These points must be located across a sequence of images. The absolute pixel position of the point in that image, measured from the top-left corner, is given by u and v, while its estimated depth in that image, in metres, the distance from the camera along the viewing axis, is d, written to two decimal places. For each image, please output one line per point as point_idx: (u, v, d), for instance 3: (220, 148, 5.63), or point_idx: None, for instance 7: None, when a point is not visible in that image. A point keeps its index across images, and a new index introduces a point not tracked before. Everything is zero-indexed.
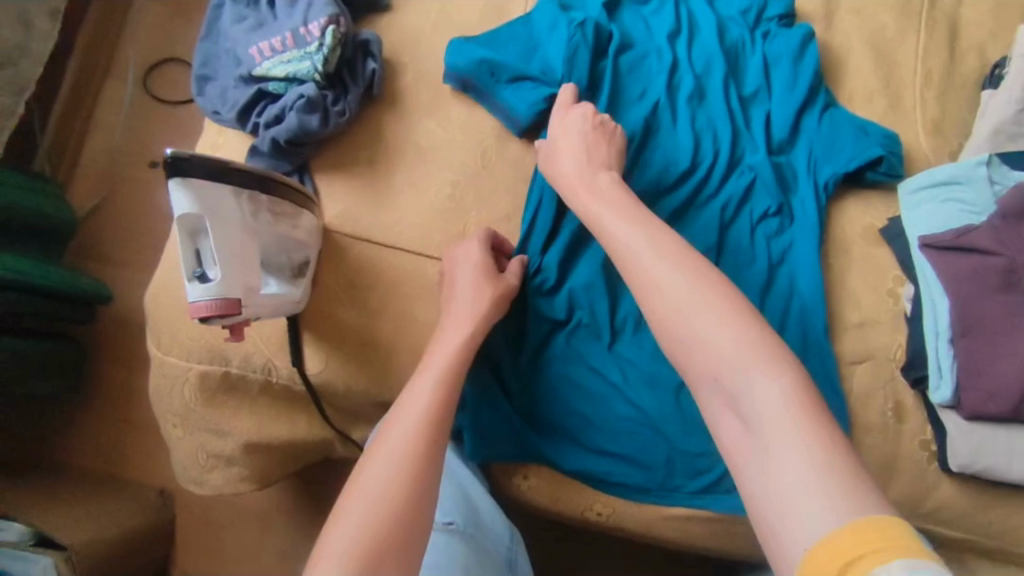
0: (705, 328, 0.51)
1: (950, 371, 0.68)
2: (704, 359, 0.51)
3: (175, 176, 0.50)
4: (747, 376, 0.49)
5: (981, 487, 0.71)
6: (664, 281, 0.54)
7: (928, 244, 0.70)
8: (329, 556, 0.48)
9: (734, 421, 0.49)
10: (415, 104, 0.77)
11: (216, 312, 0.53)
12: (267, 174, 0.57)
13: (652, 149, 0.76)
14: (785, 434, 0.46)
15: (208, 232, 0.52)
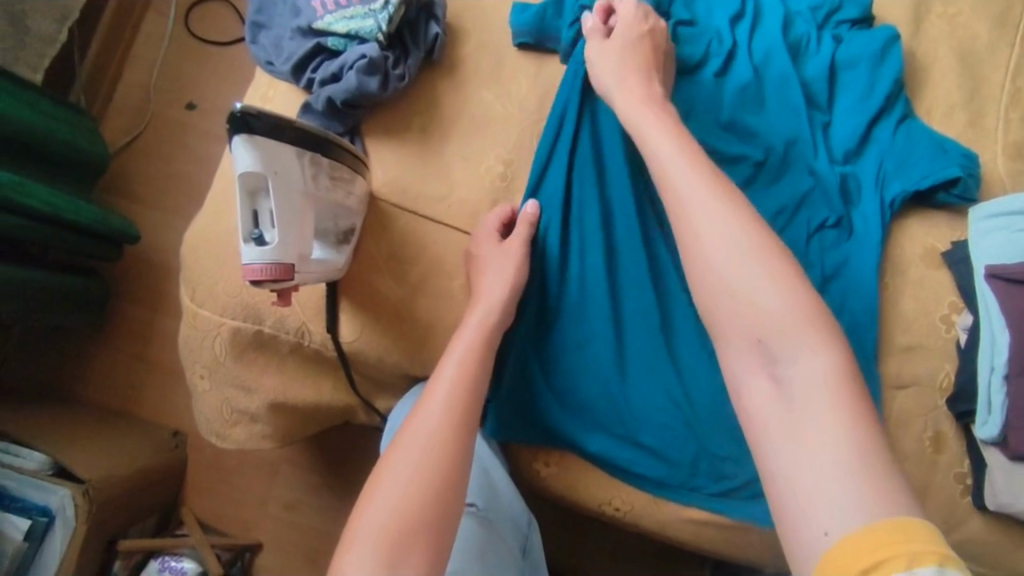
0: (766, 298, 0.48)
1: (1000, 407, 0.65)
2: (750, 340, 0.48)
3: (240, 132, 0.47)
4: (794, 346, 0.47)
5: (1012, 525, 0.69)
6: (718, 248, 0.50)
7: (994, 274, 0.67)
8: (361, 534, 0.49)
9: (767, 384, 0.47)
10: (473, 74, 0.74)
11: (269, 277, 0.50)
12: (329, 136, 0.54)
13: (711, 141, 0.72)
14: (819, 409, 0.44)
15: (270, 194, 0.50)
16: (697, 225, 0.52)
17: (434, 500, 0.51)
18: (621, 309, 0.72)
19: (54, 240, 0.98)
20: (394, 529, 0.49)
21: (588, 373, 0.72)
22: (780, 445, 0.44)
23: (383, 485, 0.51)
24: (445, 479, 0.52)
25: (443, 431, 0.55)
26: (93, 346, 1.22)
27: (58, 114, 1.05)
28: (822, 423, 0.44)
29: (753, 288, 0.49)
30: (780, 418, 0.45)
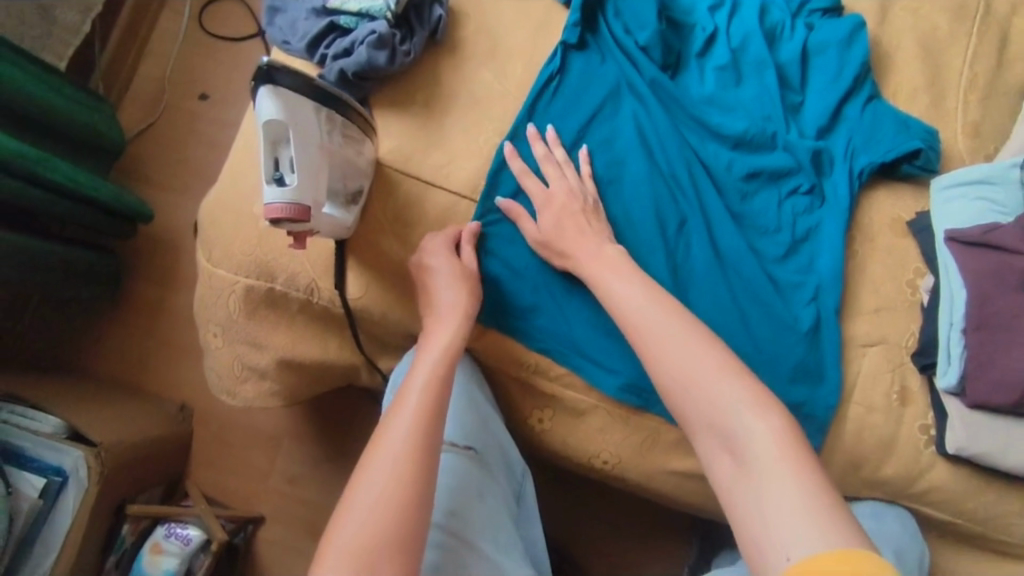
0: (715, 385, 0.57)
1: (958, 359, 0.71)
2: (711, 427, 0.56)
3: (265, 82, 0.52)
4: (741, 418, 0.55)
5: (974, 472, 0.74)
6: (670, 345, 0.60)
7: (953, 238, 0.72)
8: (337, 545, 0.53)
9: (728, 460, 0.54)
10: (474, 54, 0.80)
11: (288, 216, 0.55)
12: (342, 94, 0.60)
13: (686, 116, 0.79)
14: (775, 469, 0.51)
15: (291, 141, 0.54)
16: (660, 325, 0.62)
17: (402, 508, 0.55)
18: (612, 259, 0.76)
19: (72, 215, 1.03)
20: (361, 543, 0.53)
21: (576, 321, 0.76)
22: (743, 500, 0.51)
23: (350, 511, 0.55)
24: (411, 500, 0.55)
25: (406, 449, 0.58)
26: (105, 323, 1.27)
27: (79, 100, 1.11)
28: (778, 476, 0.51)
29: (700, 373, 0.58)
30: (738, 483, 0.53)
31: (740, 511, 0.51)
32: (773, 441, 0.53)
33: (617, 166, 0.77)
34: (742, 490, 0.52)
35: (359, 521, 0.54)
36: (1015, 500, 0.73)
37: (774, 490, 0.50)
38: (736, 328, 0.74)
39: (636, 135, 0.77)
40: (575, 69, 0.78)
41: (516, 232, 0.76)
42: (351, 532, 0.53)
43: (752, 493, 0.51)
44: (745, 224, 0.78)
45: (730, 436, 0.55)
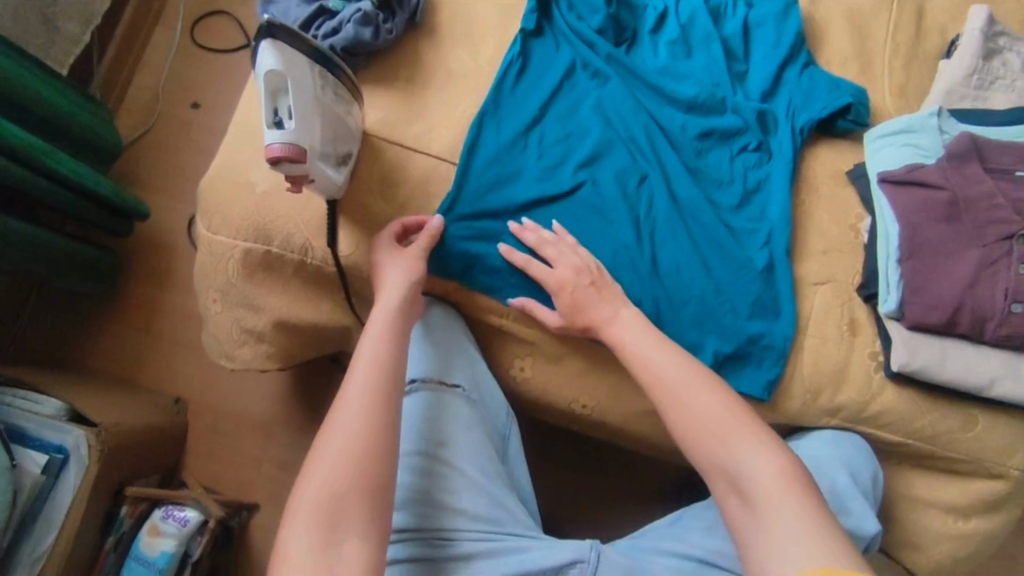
0: (729, 439, 0.66)
1: (896, 286, 0.78)
2: (719, 471, 0.65)
3: (267, 36, 0.61)
4: (748, 461, 0.64)
5: (919, 392, 0.81)
6: (686, 395, 0.69)
7: (885, 179, 0.81)
8: (300, 502, 0.59)
9: (737, 500, 0.63)
10: (450, 36, 0.88)
11: (287, 154, 0.62)
12: (329, 54, 0.68)
13: (639, 87, 0.88)
14: (780, 505, 0.60)
15: (289, 89, 0.62)
16: (664, 369, 0.71)
17: (354, 463, 0.61)
18: (578, 214, 0.82)
19: (74, 208, 1.09)
20: (321, 501, 0.59)
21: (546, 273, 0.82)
22: (755, 535, 0.61)
23: (316, 470, 0.61)
24: (370, 455, 0.62)
25: (362, 413, 0.64)
26: (100, 322, 1.31)
27: (81, 104, 1.17)
28: (782, 515, 0.60)
29: (710, 419, 0.67)
30: (747, 524, 0.62)
31: (752, 548, 0.60)
32: (773, 480, 0.62)
33: (578, 134, 0.85)
34: (754, 530, 0.61)
35: (324, 477, 0.60)
36: (957, 416, 0.80)
37: (784, 526, 0.59)
38: (699, 269, 0.81)
39: (594, 107, 0.85)
40: (536, 50, 0.87)
41: (490, 193, 0.82)
42: (312, 491, 0.60)
43: (762, 533, 0.60)
44: (701, 177, 0.86)
45: (736, 480, 0.64)
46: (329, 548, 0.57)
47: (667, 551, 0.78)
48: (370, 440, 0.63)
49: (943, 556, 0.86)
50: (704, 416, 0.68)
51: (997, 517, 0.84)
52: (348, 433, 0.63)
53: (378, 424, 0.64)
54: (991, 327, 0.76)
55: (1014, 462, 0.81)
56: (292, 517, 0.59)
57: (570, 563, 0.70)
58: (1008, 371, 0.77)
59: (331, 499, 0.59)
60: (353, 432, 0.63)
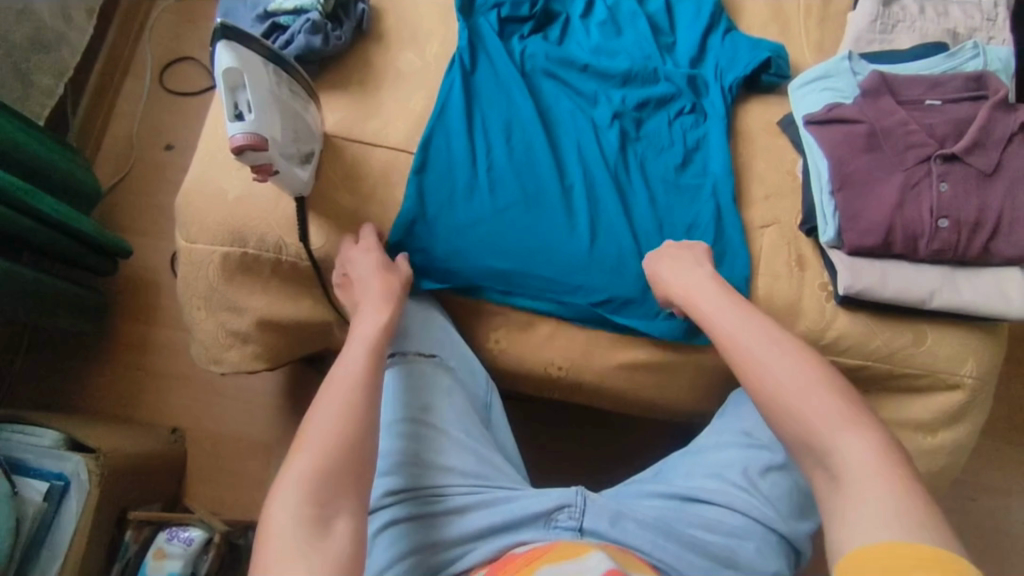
0: (819, 410, 0.61)
1: (833, 217, 0.84)
2: (807, 450, 0.61)
3: (222, 38, 0.69)
4: (840, 435, 0.59)
5: (871, 313, 0.85)
6: (783, 376, 0.65)
7: (809, 121, 0.88)
8: (286, 480, 0.61)
9: (823, 476, 0.60)
10: (396, 41, 0.95)
11: (249, 143, 0.70)
12: (282, 54, 0.77)
13: (574, 73, 0.94)
14: (871, 482, 0.55)
15: (246, 84, 0.70)
16: (756, 349, 0.67)
17: (336, 436, 0.64)
18: (526, 189, 0.88)
19: (57, 246, 1.13)
20: (309, 476, 0.61)
21: (497, 245, 0.86)
22: (836, 508, 0.56)
23: (297, 458, 0.62)
24: (354, 431, 0.65)
25: (348, 394, 0.68)
26: (90, 362, 1.32)
27: (60, 151, 1.23)
28: (869, 492, 0.55)
29: (795, 394, 0.63)
30: (830, 494, 0.58)
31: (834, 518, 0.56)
32: (866, 455, 0.57)
33: (521, 122, 0.91)
34: (837, 501, 0.57)
35: (311, 453, 0.62)
36: (907, 333, 0.85)
37: (868, 499, 0.54)
38: (651, 226, 0.87)
39: (532, 95, 0.92)
40: (472, 49, 0.94)
41: (438, 180, 0.87)
42: (299, 469, 0.61)
43: (844, 506, 0.56)
44: (644, 142, 0.91)
45: (823, 454, 0.60)
46: (319, 521, 0.58)
47: (650, 493, 0.80)
48: (353, 418, 0.66)
49: (917, 472, 0.89)
50: (780, 387, 0.64)
51: (962, 427, 0.87)
52: (331, 413, 0.66)
53: (362, 409, 0.67)
54: (924, 244, 0.81)
55: (967, 370, 0.85)
56: (274, 497, 0.60)
57: (557, 509, 0.73)
58: (946, 283, 0.82)
59: (319, 474, 0.61)
60: (337, 415, 0.66)
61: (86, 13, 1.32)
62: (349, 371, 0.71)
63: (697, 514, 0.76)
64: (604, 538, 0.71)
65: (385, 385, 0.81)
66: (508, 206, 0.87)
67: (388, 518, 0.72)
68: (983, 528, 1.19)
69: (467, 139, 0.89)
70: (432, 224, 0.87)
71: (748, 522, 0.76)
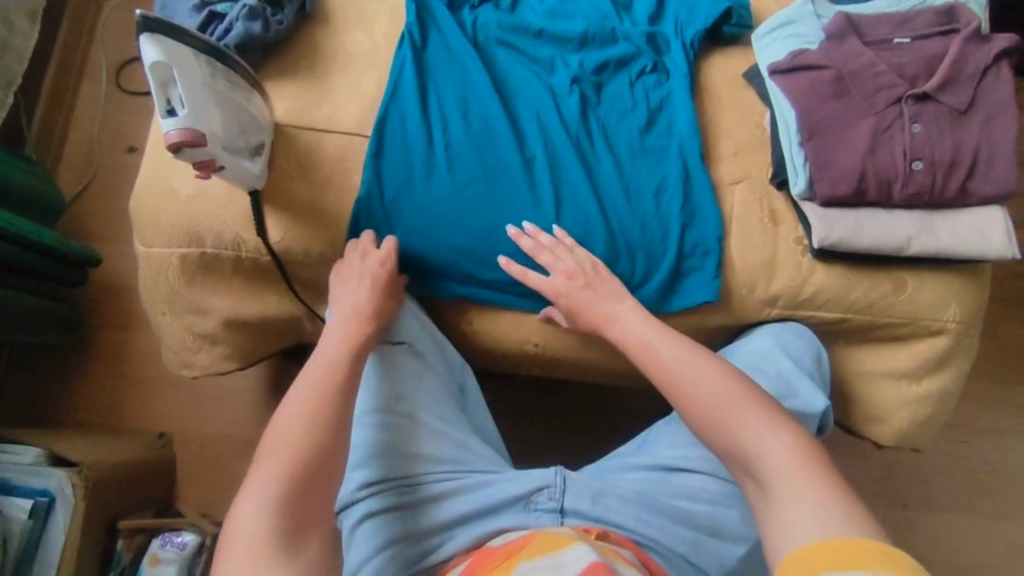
0: (748, 425, 0.61)
1: (803, 168, 0.80)
2: (735, 461, 0.62)
3: (145, 31, 0.66)
4: (760, 440, 0.60)
5: (848, 265, 0.83)
6: (700, 393, 0.65)
7: (774, 70, 0.84)
8: (250, 494, 0.58)
9: (753, 484, 0.60)
10: (343, 21, 0.92)
11: (186, 140, 0.67)
12: (218, 47, 0.74)
13: (529, 40, 0.91)
14: (797, 488, 0.56)
15: (176, 78, 0.67)
16: (674, 367, 0.68)
17: (301, 440, 0.62)
18: (486, 165, 0.84)
19: (21, 261, 1.10)
20: (273, 487, 0.58)
21: (461, 225, 0.84)
22: (769, 515, 0.57)
23: (262, 465, 0.60)
24: (319, 435, 0.63)
25: (312, 397, 0.65)
26: (71, 375, 1.31)
27: (16, 163, 1.19)
28: (794, 499, 0.56)
29: (714, 405, 0.64)
30: (761, 502, 0.58)
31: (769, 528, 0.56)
32: (789, 462, 0.58)
33: (476, 96, 0.87)
34: (768, 508, 0.57)
35: (274, 464, 0.60)
36: (886, 282, 0.82)
37: (796, 504, 0.55)
38: (618, 193, 0.84)
39: (486, 67, 0.88)
40: (422, 23, 0.90)
41: (394, 163, 0.84)
42: (262, 481, 0.59)
43: (776, 514, 0.56)
44: (605, 107, 0.88)
45: (751, 464, 0.60)
46: (286, 534, 0.56)
47: (632, 467, 0.78)
48: (317, 419, 0.64)
49: (904, 423, 0.87)
50: (697, 402, 0.65)
51: (947, 373, 0.86)
52: (293, 419, 0.63)
53: (328, 414, 0.64)
54: (898, 189, 0.78)
55: (949, 315, 0.83)
56: (239, 505, 0.58)
57: (537, 491, 0.72)
58: (923, 228, 0.79)
59: (284, 484, 0.59)
60: (300, 418, 0.63)
61: (29, 17, 1.27)
62: (314, 374, 0.68)
63: (679, 485, 0.76)
64: (586, 517, 0.71)
65: None
66: (468, 184, 0.84)
67: (365, 510, 0.70)
68: (979, 470, 1.18)
69: (422, 117, 0.85)
70: (392, 208, 0.84)
71: (729, 489, 0.75)
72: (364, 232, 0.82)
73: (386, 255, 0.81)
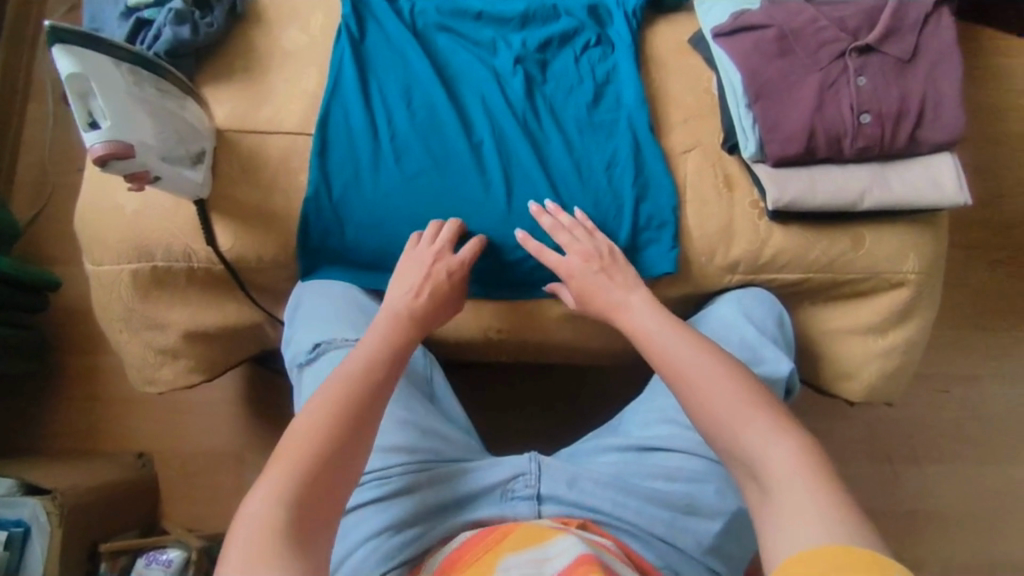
0: (755, 431, 0.58)
1: (753, 130, 0.80)
2: (737, 461, 0.59)
3: (56, 42, 0.64)
4: (763, 445, 0.57)
5: (805, 224, 0.82)
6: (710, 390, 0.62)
7: (717, 34, 0.83)
8: (260, 490, 0.55)
9: (754, 485, 0.57)
10: (278, 18, 0.89)
11: (111, 152, 0.66)
12: (143, 55, 0.72)
13: (469, 23, 0.89)
14: (797, 493, 0.54)
15: (94, 89, 0.66)
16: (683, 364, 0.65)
17: (318, 437, 0.59)
18: (435, 154, 0.83)
19: None
20: (282, 484, 0.55)
21: (412, 217, 0.82)
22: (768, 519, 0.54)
23: (274, 462, 0.57)
24: (336, 432, 0.60)
25: (335, 395, 0.63)
26: (44, 402, 1.29)
27: None
28: (795, 504, 0.53)
29: (718, 404, 0.61)
30: (761, 505, 0.56)
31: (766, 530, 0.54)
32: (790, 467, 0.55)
33: (419, 85, 0.85)
34: (766, 511, 0.55)
35: (286, 460, 0.57)
36: (844, 238, 0.82)
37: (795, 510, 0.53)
38: (569, 172, 0.83)
39: (427, 54, 0.87)
40: (359, 15, 0.88)
41: (340, 160, 0.83)
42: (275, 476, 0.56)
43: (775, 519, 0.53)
44: (552, 85, 0.87)
45: (751, 464, 0.58)
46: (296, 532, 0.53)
47: (606, 448, 0.78)
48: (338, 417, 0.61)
49: (873, 377, 0.88)
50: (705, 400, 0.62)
51: (911, 324, 0.86)
52: (310, 414, 0.61)
53: (350, 412, 0.62)
54: (848, 143, 0.78)
55: (909, 267, 0.83)
56: (255, 492, 0.55)
57: (512, 478, 0.72)
58: (876, 181, 0.79)
59: (296, 480, 0.56)
60: (318, 415, 0.61)
61: None
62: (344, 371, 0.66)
63: (654, 463, 0.76)
64: (564, 502, 0.71)
65: (316, 377, 0.77)
66: (417, 175, 0.83)
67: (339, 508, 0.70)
68: (958, 416, 1.19)
69: (365, 110, 0.84)
70: (341, 206, 0.83)
71: (706, 465, 0.75)
72: (442, 231, 0.80)
73: (462, 262, 0.79)
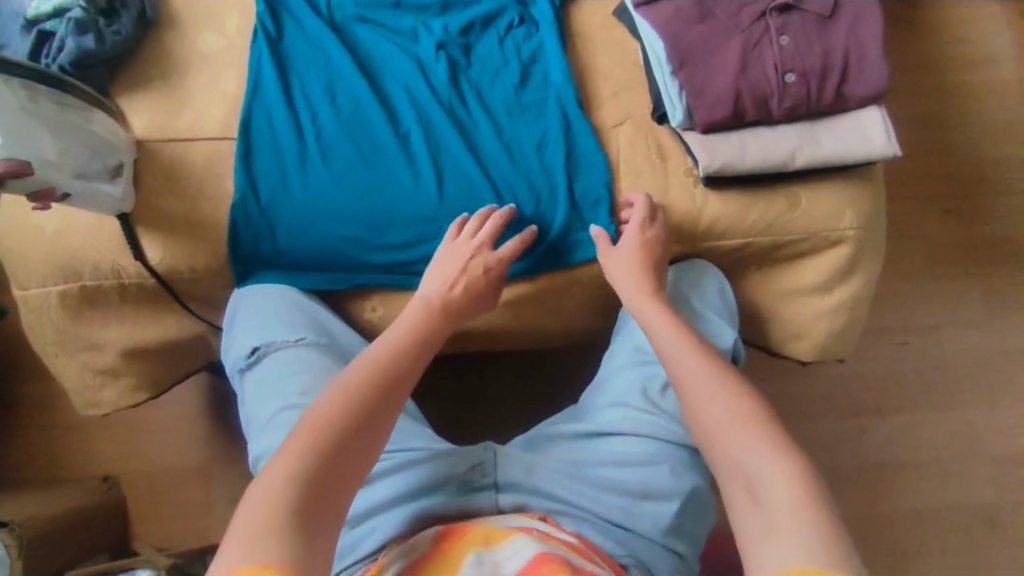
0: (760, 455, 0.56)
1: (679, 98, 0.78)
2: (733, 476, 0.56)
3: None
4: (765, 465, 0.55)
5: (739, 190, 0.82)
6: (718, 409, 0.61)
7: (638, 3, 0.82)
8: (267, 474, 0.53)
9: (745, 495, 0.55)
10: (190, 21, 0.87)
11: (6, 174, 0.64)
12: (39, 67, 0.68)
13: (388, 12, 0.87)
14: (792, 519, 0.51)
15: None
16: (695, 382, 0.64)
17: (334, 428, 0.57)
18: (364, 150, 0.82)
19: None
20: (291, 468, 0.54)
21: (345, 216, 0.81)
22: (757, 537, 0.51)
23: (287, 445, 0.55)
24: (353, 421, 0.58)
25: (360, 385, 0.61)
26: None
27: None
28: (787, 523, 0.51)
29: (722, 422, 0.59)
30: (746, 517, 0.53)
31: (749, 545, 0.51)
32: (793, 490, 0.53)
33: (342, 79, 0.83)
34: (755, 525, 0.52)
35: (296, 446, 0.55)
36: (780, 199, 0.82)
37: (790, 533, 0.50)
38: (501, 155, 0.82)
39: (348, 47, 0.85)
40: (274, 12, 0.86)
41: (265, 163, 0.81)
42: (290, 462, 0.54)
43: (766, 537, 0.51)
44: (477, 68, 0.85)
45: (748, 478, 0.55)
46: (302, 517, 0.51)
47: (562, 434, 0.78)
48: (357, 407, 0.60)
49: (822, 335, 0.88)
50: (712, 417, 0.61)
51: (856, 279, 0.86)
52: (326, 403, 0.59)
53: (370, 403, 0.60)
54: (775, 103, 0.77)
55: (846, 223, 0.83)
56: (265, 473, 0.54)
57: (470, 470, 0.71)
58: (805, 139, 0.78)
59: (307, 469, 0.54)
60: (334, 403, 0.59)
61: None
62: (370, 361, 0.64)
63: (606, 450, 0.75)
64: (523, 489, 0.71)
65: (258, 383, 0.76)
66: (347, 172, 0.81)
67: None
68: (919, 366, 1.20)
69: (288, 110, 0.82)
70: (271, 210, 0.81)
71: (660, 447, 0.74)
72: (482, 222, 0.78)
73: (500, 259, 0.77)
